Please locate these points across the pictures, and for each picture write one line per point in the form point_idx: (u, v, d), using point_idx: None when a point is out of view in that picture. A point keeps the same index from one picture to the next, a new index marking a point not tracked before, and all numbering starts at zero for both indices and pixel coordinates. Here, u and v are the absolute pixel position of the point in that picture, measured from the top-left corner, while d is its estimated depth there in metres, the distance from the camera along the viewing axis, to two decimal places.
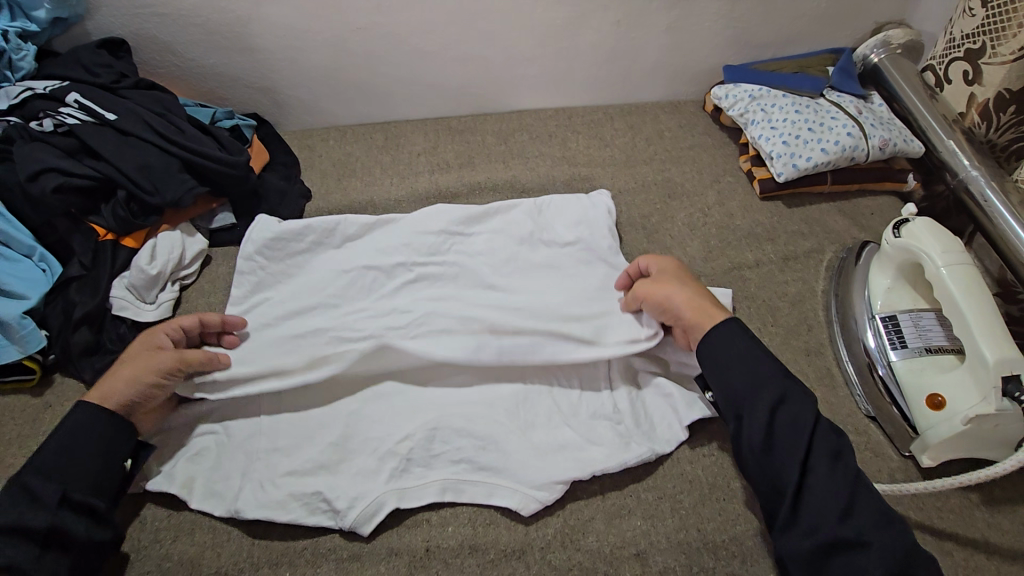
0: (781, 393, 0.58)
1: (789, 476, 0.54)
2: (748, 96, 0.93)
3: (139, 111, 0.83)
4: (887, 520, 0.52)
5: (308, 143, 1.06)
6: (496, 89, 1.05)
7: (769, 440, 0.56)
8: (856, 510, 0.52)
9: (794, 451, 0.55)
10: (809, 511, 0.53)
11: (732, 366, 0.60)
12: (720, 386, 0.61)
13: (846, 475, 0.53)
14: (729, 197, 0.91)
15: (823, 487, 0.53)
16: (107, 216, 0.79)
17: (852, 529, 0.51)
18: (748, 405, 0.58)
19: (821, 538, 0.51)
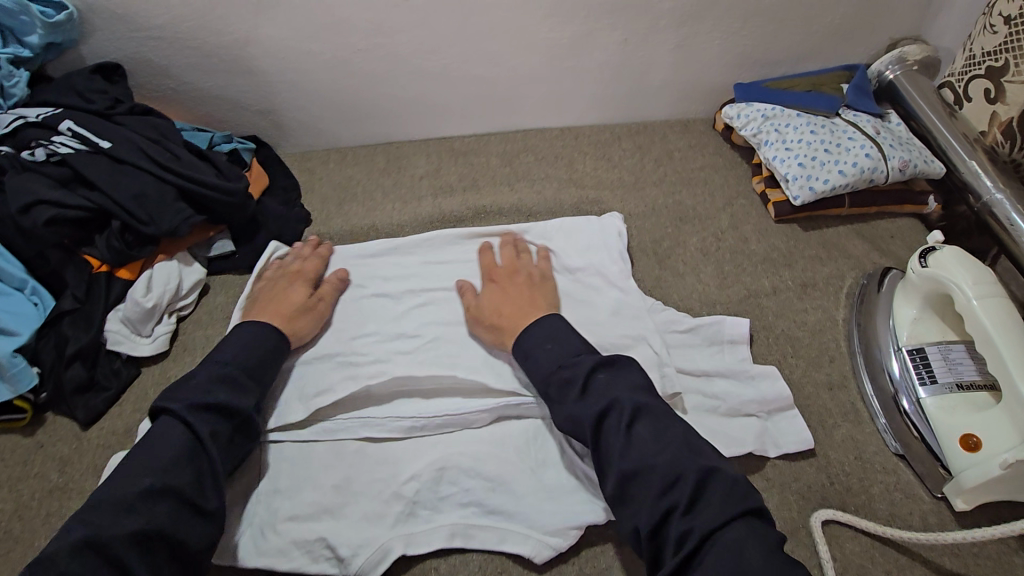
0: (573, 354, 0.62)
1: (587, 421, 0.56)
2: (760, 116, 0.90)
3: (134, 137, 0.81)
4: (666, 441, 0.54)
5: (308, 166, 1.03)
6: (500, 110, 1.03)
7: (568, 397, 0.59)
8: (645, 446, 0.54)
9: (589, 397, 0.58)
10: (607, 454, 0.55)
11: (546, 346, 0.64)
12: (529, 362, 0.65)
13: (624, 412, 0.55)
14: (743, 221, 0.88)
15: (612, 429, 0.55)
16: (102, 247, 0.76)
17: (635, 457, 0.53)
18: (562, 368, 0.61)
19: (615, 476, 0.53)
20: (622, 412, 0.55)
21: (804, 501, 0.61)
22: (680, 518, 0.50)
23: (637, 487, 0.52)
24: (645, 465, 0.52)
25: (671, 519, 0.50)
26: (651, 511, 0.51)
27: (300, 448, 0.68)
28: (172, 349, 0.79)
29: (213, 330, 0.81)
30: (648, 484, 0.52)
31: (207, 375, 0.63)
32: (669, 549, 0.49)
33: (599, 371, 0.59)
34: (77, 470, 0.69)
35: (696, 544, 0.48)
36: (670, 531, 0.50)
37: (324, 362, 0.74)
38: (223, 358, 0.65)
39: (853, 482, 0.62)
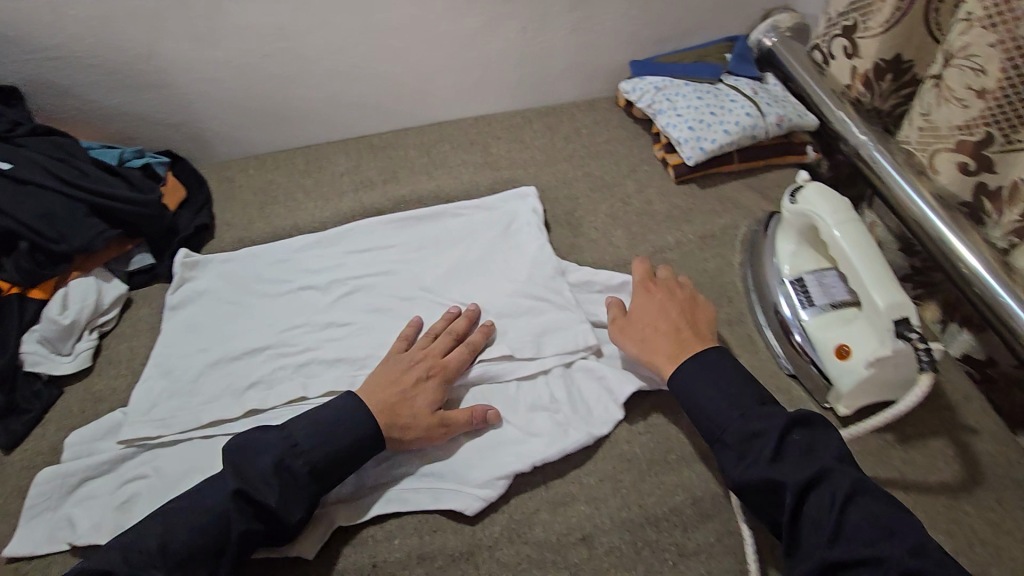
0: (761, 405, 0.58)
1: (788, 492, 0.52)
2: (653, 88, 0.97)
3: (36, 157, 0.80)
4: (886, 531, 0.49)
5: (227, 175, 1.04)
6: (414, 104, 1.06)
7: (760, 458, 0.54)
8: (858, 525, 0.49)
9: (788, 464, 0.53)
10: (811, 534, 0.51)
11: (705, 393, 0.60)
12: (703, 413, 0.60)
13: (841, 487, 0.51)
14: (647, 185, 0.94)
15: (818, 504, 0.51)
16: (10, 269, 0.75)
17: (851, 548, 0.48)
18: (728, 425, 0.57)
19: (821, 562, 0.49)
20: (838, 490, 0.51)
21: None
22: None
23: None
24: (860, 554, 0.48)
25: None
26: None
27: None
28: (95, 365, 0.78)
29: (137, 342, 0.81)
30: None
31: (270, 447, 0.57)
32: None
33: (797, 431, 0.56)
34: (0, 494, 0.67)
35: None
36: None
37: (255, 360, 0.75)
38: (297, 439, 0.58)
39: None
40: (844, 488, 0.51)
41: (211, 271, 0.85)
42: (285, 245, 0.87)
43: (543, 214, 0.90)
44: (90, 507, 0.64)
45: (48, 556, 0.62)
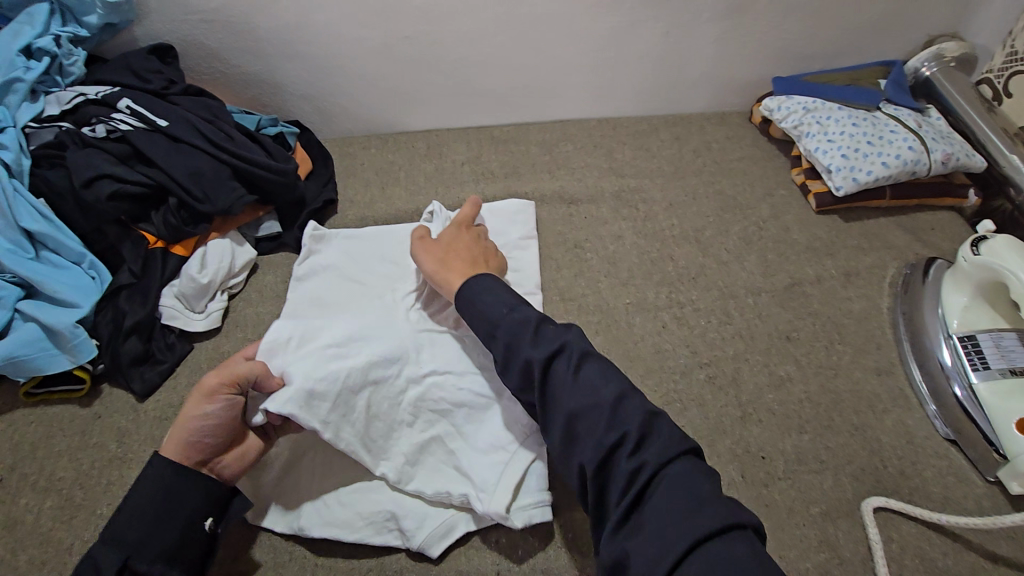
0: (516, 305, 0.58)
1: (534, 371, 0.53)
2: (801, 109, 0.91)
3: (189, 116, 0.82)
4: (609, 382, 0.51)
5: (350, 151, 1.05)
6: (538, 98, 1.04)
7: (544, 346, 0.54)
8: (592, 388, 0.50)
9: (539, 346, 0.54)
10: (558, 398, 0.51)
11: (482, 304, 0.59)
12: (475, 315, 0.59)
13: (573, 356, 0.52)
14: (783, 211, 0.89)
15: (560, 373, 0.52)
16: (158, 223, 0.78)
17: (584, 400, 0.50)
18: (497, 326, 0.57)
19: (564, 420, 0.50)
20: (574, 355, 0.52)
21: (858, 483, 0.61)
22: (625, 457, 0.47)
23: (586, 428, 0.49)
24: (595, 402, 0.50)
25: (616, 453, 0.47)
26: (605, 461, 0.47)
27: None
28: (223, 326, 0.80)
29: (262, 309, 0.82)
30: (595, 421, 0.49)
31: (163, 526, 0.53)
32: (616, 487, 0.46)
33: (547, 324, 0.56)
34: (136, 440, 0.69)
35: (646, 477, 0.45)
36: (617, 465, 0.47)
37: None
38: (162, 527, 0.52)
39: (906, 465, 0.63)
40: (579, 362, 0.52)
41: (336, 244, 0.85)
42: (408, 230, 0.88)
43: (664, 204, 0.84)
44: None
45: None
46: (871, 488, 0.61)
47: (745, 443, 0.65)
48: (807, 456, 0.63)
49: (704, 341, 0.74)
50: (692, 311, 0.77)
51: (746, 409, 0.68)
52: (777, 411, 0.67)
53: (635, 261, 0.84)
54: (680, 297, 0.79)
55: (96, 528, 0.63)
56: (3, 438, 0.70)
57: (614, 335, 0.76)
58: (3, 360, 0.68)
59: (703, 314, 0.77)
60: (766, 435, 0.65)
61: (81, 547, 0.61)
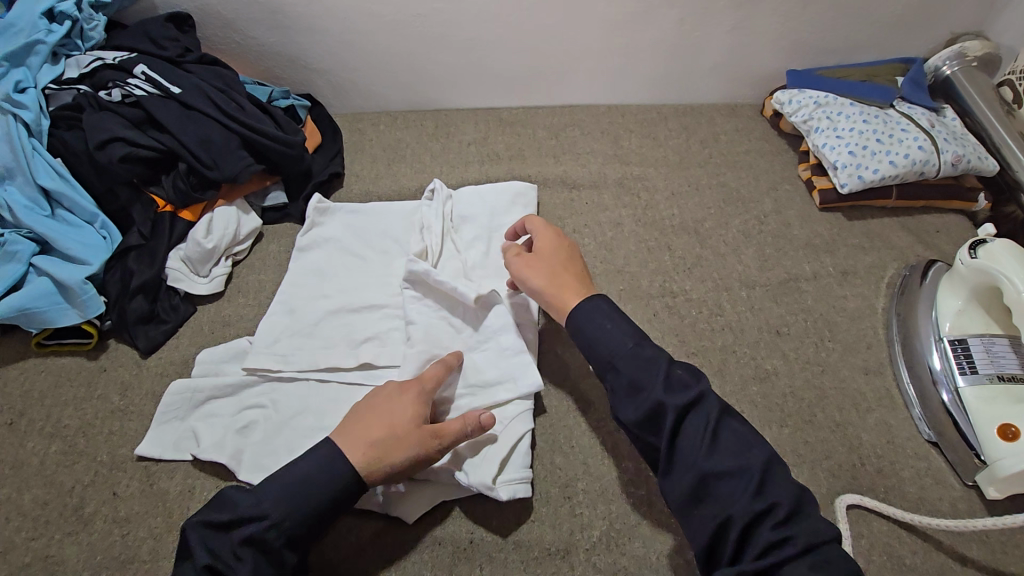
0: (636, 342, 0.55)
1: (666, 417, 0.50)
2: (813, 103, 0.90)
3: (202, 85, 0.84)
4: (751, 445, 0.50)
5: (359, 126, 1.06)
6: (548, 82, 1.04)
7: (653, 389, 0.52)
8: (735, 449, 0.49)
9: (674, 393, 0.51)
10: (689, 452, 0.50)
11: (601, 334, 0.57)
12: (595, 347, 0.57)
13: (713, 411, 0.51)
14: (786, 206, 0.88)
15: (695, 430, 0.50)
16: (168, 188, 0.80)
17: (723, 458, 0.49)
18: (615, 362, 0.55)
19: (697, 474, 0.49)
20: (711, 412, 0.51)
21: (834, 479, 0.62)
22: (769, 528, 0.46)
23: (720, 487, 0.48)
24: (742, 466, 0.48)
25: (763, 520, 0.47)
26: (733, 515, 0.47)
27: (345, 390, 0.70)
28: (226, 291, 0.83)
29: (264, 276, 0.84)
30: (734, 484, 0.48)
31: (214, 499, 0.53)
32: (751, 548, 0.46)
33: (677, 366, 0.54)
34: (137, 394, 0.72)
35: (793, 551, 0.45)
36: (759, 536, 0.46)
37: (374, 318, 0.76)
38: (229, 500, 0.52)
39: (884, 464, 0.63)
40: (715, 414, 0.51)
41: (340, 217, 0.87)
42: (410, 207, 0.89)
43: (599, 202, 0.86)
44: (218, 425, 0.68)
45: (173, 463, 0.67)
46: (846, 484, 0.62)
47: None
48: (785, 449, 0.64)
49: (693, 330, 0.75)
50: (684, 301, 0.78)
51: (728, 399, 0.68)
52: (759, 403, 0.68)
53: (632, 248, 0.85)
54: (673, 286, 0.80)
55: (96, 475, 0.66)
56: (14, 386, 0.74)
57: None
58: (16, 311, 0.71)
59: (695, 304, 0.77)
60: None
61: (81, 491, 0.65)
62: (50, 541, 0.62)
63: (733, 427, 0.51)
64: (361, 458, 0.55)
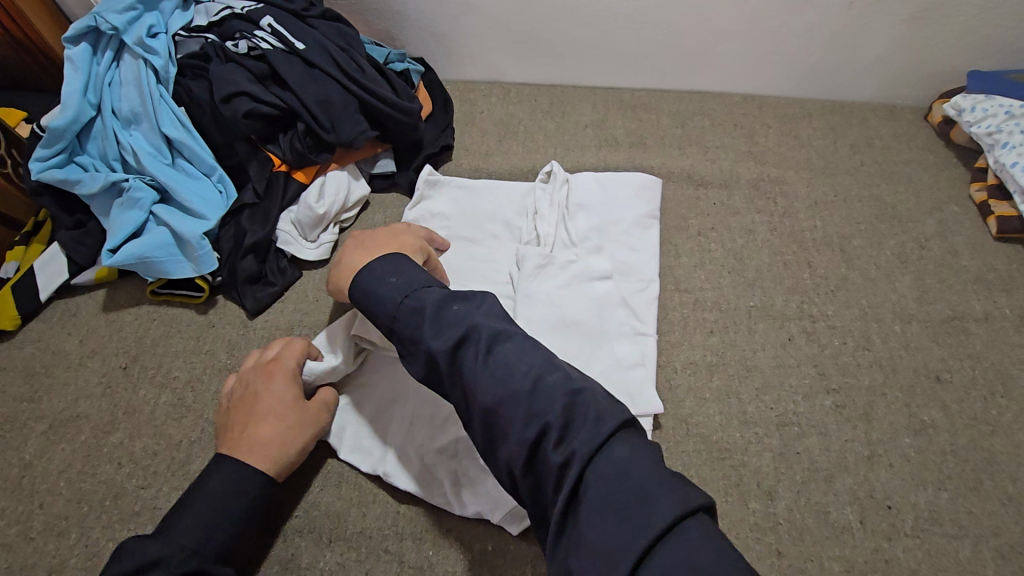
0: (420, 287, 0.50)
1: (440, 360, 0.45)
2: (1003, 113, 0.77)
3: (325, 42, 0.81)
4: (536, 371, 0.43)
5: (470, 97, 1.00)
6: (679, 64, 0.95)
7: (444, 330, 0.46)
8: (495, 373, 0.43)
9: (440, 334, 0.46)
10: (468, 389, 0.44)
11: (379, 288, 0.51)
12: (377, 311, 0.51)
13: (480, 340, 0.45)
14: (954, 230, 0.77)
15: (468, 363, 0.44)
16: (285, 147, 0.78)
17: (489, 390, 0.43)
18: (394, 320, 0.49)
19: (478, 413, 0.43)
20: (485, 338, 0.45)
21: (1004, 561, 0.53)
22: (548, 452, 0.40)
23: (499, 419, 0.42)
24: (511, 391, 0.42)
25: (542, 445, 0.40)
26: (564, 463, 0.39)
27: None
28: (332, 259, 0.80)
29: None
30: (513, 408, 0.42)
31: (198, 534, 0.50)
32: (548, 483, 0.40)
33: (450, 304, 0.48)
34: (243, 355, 0.72)
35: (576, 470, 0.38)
36: (545, 462, 0.40)
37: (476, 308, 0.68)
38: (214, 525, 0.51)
39: None
40: (488, 336, 0.45)
41: (448, 191, 0.83)
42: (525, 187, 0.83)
43: (654, 198, 0.80)
44: None
45: None
46: (1020, 571, 0.53)
47: (870, 487, 0.58)
48: (943, 517, 0.56)
49: (835, 363, 0.66)
50: (826, 328, 0.69)
51: (875, 448, 0.60)
52: (913, 459, 0.59)
53: (766, 260, 0.76)
54: (813, 309, 0.71)
55: (201, 432, 0.66)
56: (130, 331, 0.75)
57: (732, 338, 0.69)
58: (137, 259, 0.72)
59: (839, 333, 0.69)
60: (896, 484, 0.58)
61: (188, 447, 0.65)
62: (158, 493, 0.62)
63: (509, 347, 0.45)
64: (267, 467, 0.55)
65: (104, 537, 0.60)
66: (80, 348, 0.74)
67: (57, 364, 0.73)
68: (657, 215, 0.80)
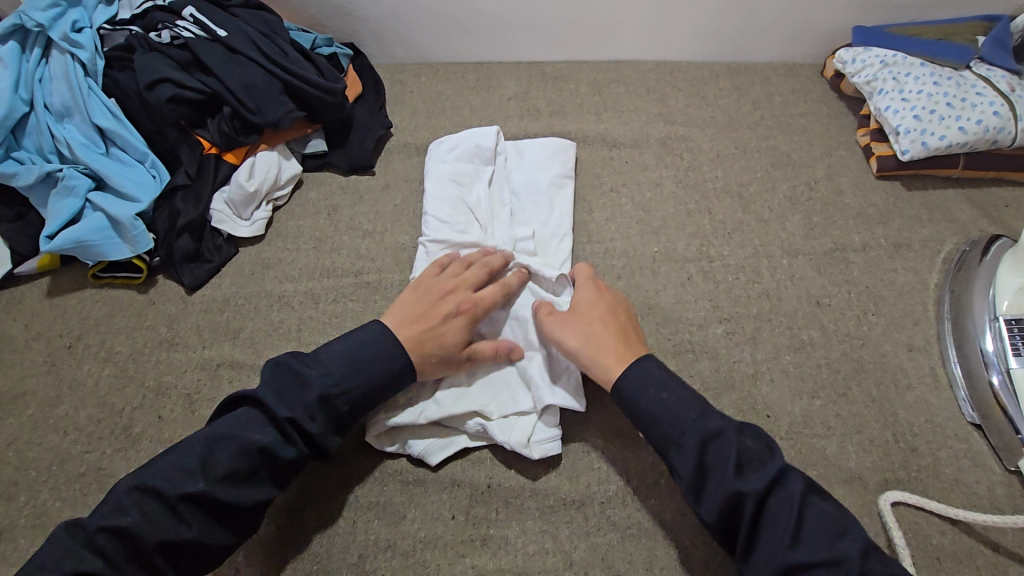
0: (700, 411, 0.53)
1: (747, 504, 0.48)
2: (878, 62, 0.83)
3: (247, 29, 0.85)
4: (842, 532, 0.48)
5: (400, 78, 1.05)
6: (595, 35, 1.00)
7: (791, 495, 0.49)
8: (819, 530, 0.48)
9: (749, 479, 0.49)
10: (772, 543, 0.48)
11: (661, 405, 0.54)
12: (655, 426, 0.54)
13: (797, 494, 0.49)
14: (840, 172, 0.83)
15: (780, 513, 0.48)
16: (213, 131, 0.82)
17: (811, 549, 0.47)
18: (685, 438, 0.52)
19: (780, 566, 0.47)
20: (797, 494, 0.49)
21: (864, 453, 0.61)
22: None
23: None
24: (837, 556, 0.46)
25: None
26: None
27: None
28: (266, 235, 0.85)
29: (302, 222, 0.86)
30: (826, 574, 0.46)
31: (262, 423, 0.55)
32: None
33: (747, 437, 0.52)
34: (182, 327, 0.76)
35: None
36: None
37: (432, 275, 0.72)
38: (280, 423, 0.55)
39: (921, 443, 0.61)
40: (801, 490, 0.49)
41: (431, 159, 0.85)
42: (451, 145, 0.84)
43: (568, 157, 0.85)
44: (264, 364, 0.72)
45: (214, 394, 0.71)
46: (878, 461, 0.60)
47: (754, 401, 0.64)
48: (814, 421, 0.63)
49: (728, 296, 0.73)
50: (721, 266, 0.75)
51: (760, 367, 0.67)
52: (792, 373, 0.66)
53: (671, 210, 0.82)
54: (710, 250, 0.77)
55: (144, 398, 0.71)
56: (73, 313, 0.79)
57: (637, 281, 0.75)
58: (74, 243, 0.76)
59: (732, 270, 0.75)
60: (775, 395, 0.65)
61: (131, 413, 0.70)
62: (102, 455, 0.67)
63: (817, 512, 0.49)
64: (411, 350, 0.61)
65: (52, 498, 0.65)
66: (25, 331, 0.78)
67: (2, 347, 0.76)
68: (573, 174, 0.85)
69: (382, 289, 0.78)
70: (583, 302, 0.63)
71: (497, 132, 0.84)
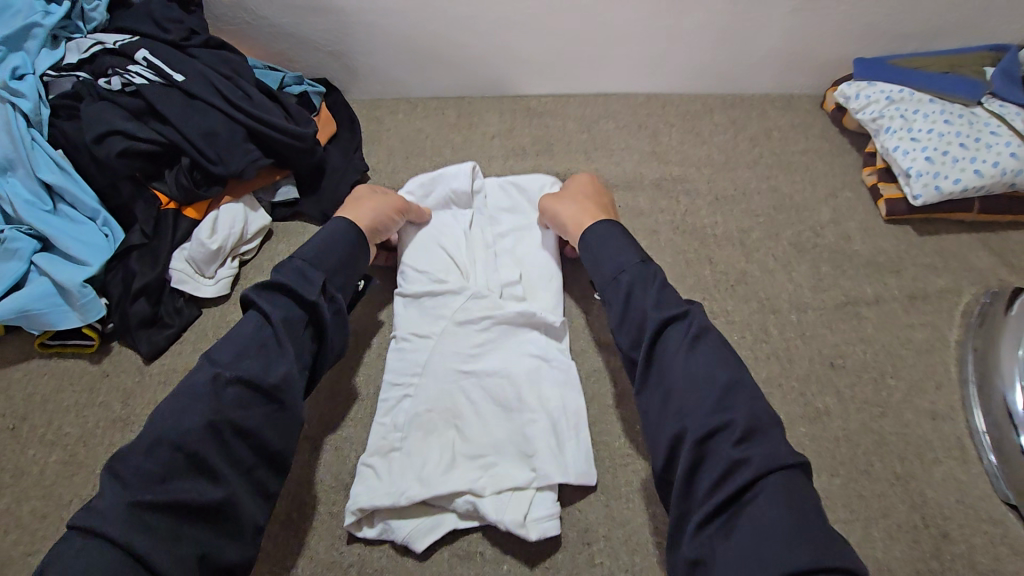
0: (639, 262, 0.60)
1: (648, 325, 0.55)
2: (884, 98, 0.78)
3: (207, 73, 0.78)
4: (730, 373, 0.51)
5: (377, 115, 0.99)
6: (580, 69, 0.95)
7: (688, 326, 0.54)
8: (703, 367, 0.51)
9: (663, 308, 0.56)
10: (663, 366, 0.53)
11: (609, 254, 0.62)
12: (600, 267, 0.62)
13: (693, 325, 0.54)
14: (847, 215, 0.78)
15: (673, 340, 0.53)
16: (171, 184, 0.75)
17: (689, 371, 0.52)
18: (622, 272, 0.60)
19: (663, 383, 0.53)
20: (693, 324, 0.54)
21: (892, 541, 0.55)
22: (727, 446, 0.47)
23: (681, 399, 0.51)
24: (709, 382, 0.50)
25: (719, 439, 0.47)
26: (685, 418, 0.50)
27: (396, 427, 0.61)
28: (233, 293, 0.78)
29: None
30: (696, 400, 0.50)
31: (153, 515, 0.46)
32: None
33: (671, 289, 0.58)
34: (138, 404, 0.69)
35: None
36: None
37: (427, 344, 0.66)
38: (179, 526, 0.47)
39: (954, 528, 0.55)
40: (700, 325, 0.55)
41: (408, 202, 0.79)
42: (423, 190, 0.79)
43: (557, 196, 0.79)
44: None
45: None
46: (908, 551, 0.54)
47: None
48: (835, 504, 0.57)
49: None
50: (725, 324, 0.70)
51: None
52: (808, 447, 0.60)
53: (668, 260, 0.76)
54: (712, 305, 0.72)
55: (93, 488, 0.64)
56: (17, 389, 0.71)
57: None
58: (16, 313, 0.69)
59: (737, 328, 0.69)
60: None
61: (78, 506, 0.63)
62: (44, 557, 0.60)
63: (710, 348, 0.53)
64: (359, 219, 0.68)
65: None
66: None
67: None
68: None
69: (357, 354, 0.71)
70: (575, 184, 0.74)
71: (472, 168, 0.78)
